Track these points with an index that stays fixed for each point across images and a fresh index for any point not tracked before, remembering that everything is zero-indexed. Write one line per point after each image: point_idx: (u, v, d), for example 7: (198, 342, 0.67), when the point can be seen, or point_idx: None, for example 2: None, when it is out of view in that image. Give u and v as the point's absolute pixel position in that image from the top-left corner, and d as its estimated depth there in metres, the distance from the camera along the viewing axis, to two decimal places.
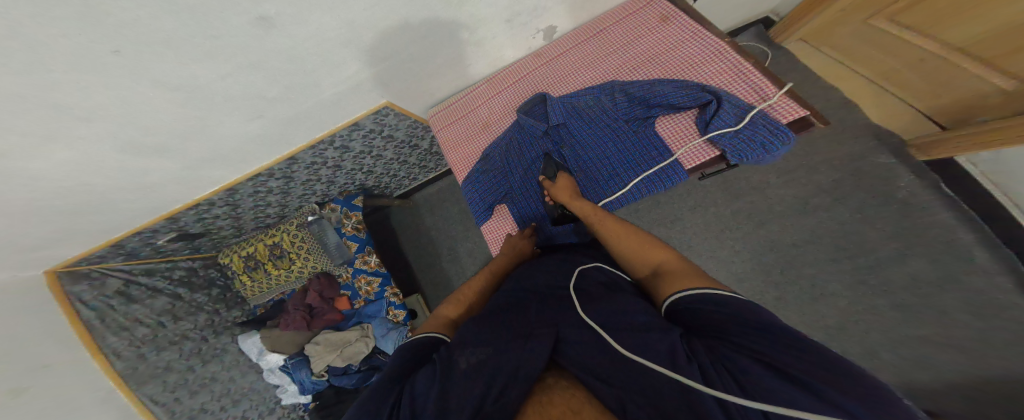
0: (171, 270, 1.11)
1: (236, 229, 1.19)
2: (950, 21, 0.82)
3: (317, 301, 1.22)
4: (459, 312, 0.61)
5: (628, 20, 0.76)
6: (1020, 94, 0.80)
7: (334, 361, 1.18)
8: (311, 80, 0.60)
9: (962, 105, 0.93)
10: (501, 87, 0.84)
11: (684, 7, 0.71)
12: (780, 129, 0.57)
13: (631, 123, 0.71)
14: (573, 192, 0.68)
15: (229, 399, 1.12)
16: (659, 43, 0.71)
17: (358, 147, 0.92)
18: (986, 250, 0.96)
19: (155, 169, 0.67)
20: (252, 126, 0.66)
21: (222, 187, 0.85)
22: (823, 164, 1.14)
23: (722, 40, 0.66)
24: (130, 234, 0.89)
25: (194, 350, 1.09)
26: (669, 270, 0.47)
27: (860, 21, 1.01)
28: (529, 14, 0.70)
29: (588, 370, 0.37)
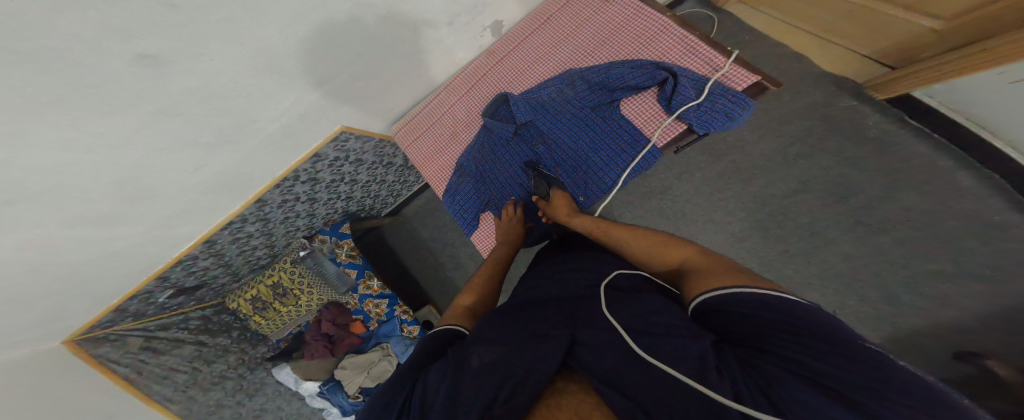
0: (186, 321, 1.08)
1: (232, 275, 1.15)
2: None
3: (332, 329, 1.24)
4: (474, 300, 0.62)
5: (570, 5, 0.74)
6: (949, 31, 0.79)
7: (365, 382, 1.22)
8: (245, 117, 0.58)
9: (902, 46, 0.90)
10: (459, 94, 0.82)
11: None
12: (738, 97, 0.57)
13: (596, 109, 0.70)
14: (571, 208, 0.69)
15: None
16: (606, 24, 0.70)
17: (327, 177, 0.91)
18: (970, 173, 0.97)
19: (124, 236, 0.66)
20: (202, 176, 0.64)
21: (198, 241, 0.83)
22: (792, 115, 1.12)
23: (665, 16, 0.65)
24: (127, 298, 0.86)
25: (240, 384, 1.15)
26: (692, 267, 0.47)
27: None
28: (471, 10, 0.69)
29: (596, 373, 0.35)
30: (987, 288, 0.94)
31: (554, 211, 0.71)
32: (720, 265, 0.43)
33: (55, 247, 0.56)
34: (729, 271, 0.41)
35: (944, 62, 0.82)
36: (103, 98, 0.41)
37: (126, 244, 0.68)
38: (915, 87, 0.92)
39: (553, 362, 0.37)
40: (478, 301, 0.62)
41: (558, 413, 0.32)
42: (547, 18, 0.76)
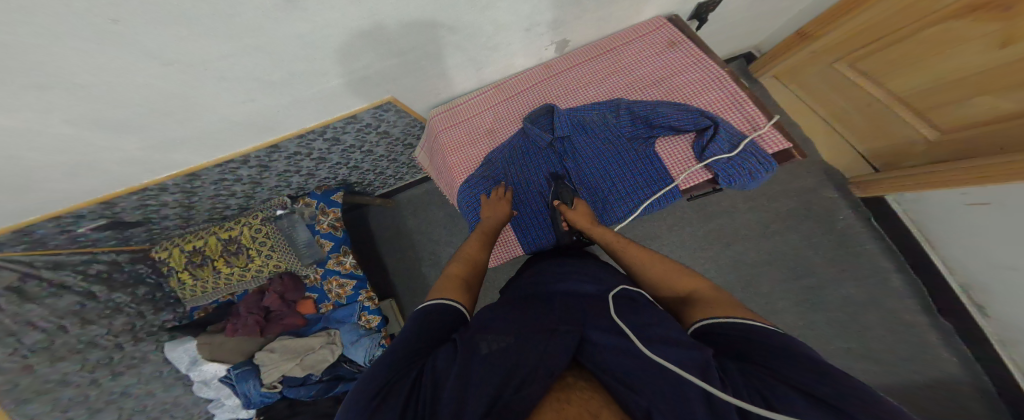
0: (89, 263, 0.95)
1: (183, 220, 1.05)
2: (896, 71, 0.90)
3: (276, 303, 1.15)
4: (469, 272, 0.59)
5: (636, 41, 0.78)
6: (940, 143, 0.91)
7: (291, 371, 1.10)
8: (318, 70, 0.55)
9: (893, 149, 1.04)
10: (507, 95, 0.82)
11: (690, 35, 0.75)
12: (766, 159, 0.63)
13: (632, 141, 0.73)
14: (591, 218, 0.68)
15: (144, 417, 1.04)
16: (665, 66, 0.74)
17: (348, 141, 0.87)
18: (899, 277, 1.13)
19: (107, 149, 0.59)
20: (240, 110, 0.59)
21: (182, 172, 0.76)
22: (779, 195, 1.25)
23: (722, 68, 0.70)
24: (45, 218, 0.74)
25: (101, 361, 0.96)
26: (701, 296, 0.47)
27: (824, 65, 1.07)
28: (551, 26, 0.67)
29: (610, 372, 0.36)
30: (887, 376, 1.08)
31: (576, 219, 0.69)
32: (727, 299, 0.45)
33: (23, 137, 0.49)
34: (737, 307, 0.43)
35: (931, 169, 0.94)
36: (201, 26, 0.39)
37: (104, 157, 0.61)
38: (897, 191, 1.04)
39: (566, 357, 0.38)
40: (474, 271, 0.59)
41: (569, 409, 0.32)
42: (611, 47, 0.79)
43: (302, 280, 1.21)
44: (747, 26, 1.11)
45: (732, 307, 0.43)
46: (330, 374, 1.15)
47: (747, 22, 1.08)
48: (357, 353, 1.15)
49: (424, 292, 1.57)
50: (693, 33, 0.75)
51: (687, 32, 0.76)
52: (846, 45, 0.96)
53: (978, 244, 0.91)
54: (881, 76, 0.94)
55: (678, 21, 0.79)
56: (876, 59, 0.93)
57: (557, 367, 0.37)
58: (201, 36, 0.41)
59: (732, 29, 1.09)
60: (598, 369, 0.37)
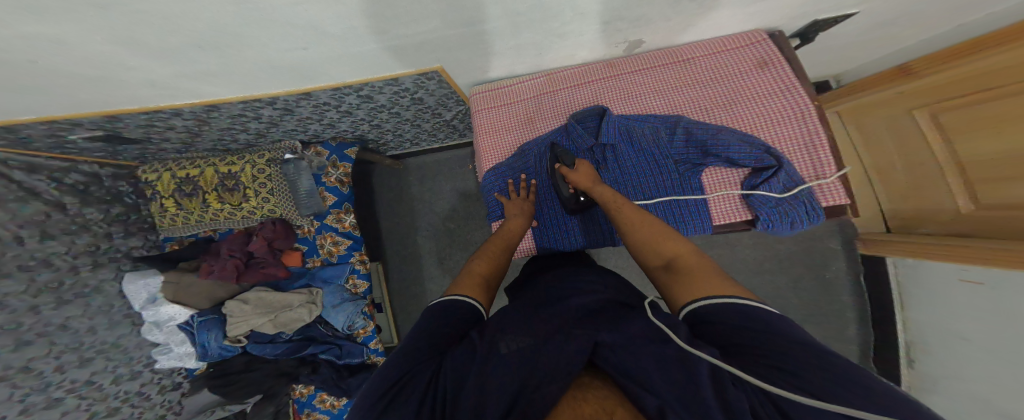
0: (66, 172, 0.93)
1: (183, 144, 0.98)
2: (978, 133, 0.77)
3: (262, 250, 1.06)
4: (490, 273, 0.54)
5: (721, 53, 0.70)
6: (971, 219, 0.86)
7: (263, 326, 1.04)
8: (381, 29, 0.49)
9: (918, 212, 1.00)
10: (561, 85, 0.76)
11: (789, 57, 0.67)
12: (815, 212, 0.61)
13: (680, 164, 0.69)
14: (594, 179, 0.65)
15: (77, 356, 0.93)
16: (745, 88, 0.67)
17: (382, 100, 0.80)
18: (857, 329, 1.28)
19: (133, 69, 0.53)
20: (289, 56, 0.53)
21: (202, 103, 0.69)
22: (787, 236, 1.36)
23: (812, 103, 0.64)
24: (39, 121, 0.68)
25: (48, 285, 0.89)
26: (684, 266, 0.46)
27: (907, 109, 0.90)
28: (630, 23, 0.60)
29: (626, 370, 0.32)
30: None
31: (577, 178, 0.66)
32: (709, 266, 0.44)
33: (46, 44, 0.43)
34: (723, 276, 0.42)
35: (947, 242, 0.90)
36: None
37: (127, 76, 0.55)
38: (904, 255, 1.04)
39: (583, 358, 0.34)
40: (495, 274, 0.55)
41: (583, 407, 0.30)
42: (689, 57, 0.71)
43: (293, 229, 1.13)
44: (845, 55, 0.95)
45: (716, 277, 0.42)
46: (301, 335, 1.11)
47: (852, 49, 0.90)
48: (338, 318, 1.10)
49: (415, 260, 1.57)
50: (792, 58, 0.67)
51: (785, 55, 0.68)
52: (936, 91, 0.81)
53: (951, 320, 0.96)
54: (955, 135, 0.82)
55: (778, 38, 0.69)
56: (972, 114, 0.77)
57: (574, 366, 0.33)
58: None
59: (833, 53, 0.92)
60: (613, 366, 0.33)
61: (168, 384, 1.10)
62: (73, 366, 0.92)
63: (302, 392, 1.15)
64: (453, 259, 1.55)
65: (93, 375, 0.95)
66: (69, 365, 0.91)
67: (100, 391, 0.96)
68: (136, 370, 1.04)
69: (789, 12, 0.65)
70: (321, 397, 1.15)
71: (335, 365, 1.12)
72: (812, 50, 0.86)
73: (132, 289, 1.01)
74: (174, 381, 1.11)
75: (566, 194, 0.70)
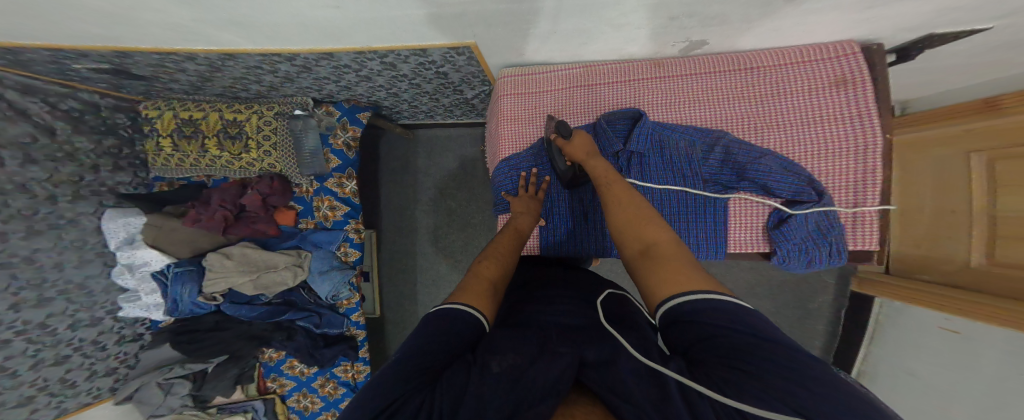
0: (62, 98, 0.88)
1: (190, 87, 0.92)
2: (1017, 189, 0.71)
3: (255, 204, 1.02)
4: (497, 275, 0.52)
5: (792, 65, 0.61)
6: (977, 272, 0.82)
7: (242, 285, 1.01)
8: None
9: (923, 260, 0.98)
10: (600, 79, 0.70)
11: (876, 77, 0.57)
12: (838, 253, 0.59)
13: (707, 186, 0.65)
14: (590, 151, 0.60)
15: (37, 295, 0.88)
16: (806, 110, 0.60)
17: (404, 70, 0.75)
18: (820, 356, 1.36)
19: (153, 10, 0.48)
20: (317, 13, 0.48)
21: (220, 51, 0.64)
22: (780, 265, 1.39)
23: (883, 137, 0.56)
24: (43, 48, 0.63)
25: (22, 211, 0.84)
26: (661, 255, 0.42)
27: (965, 150, 0.83)
28: (701, 20, 0.54)
29: (615, 391, 0.31)
30: None
31: (572, 151, 0.61)
32: (687, 259, 0.40)
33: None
34: (695, 268, 0.38)
35: (947, 294, 0.88)
36: None
37: (146, 16, 0.50)
38: (903, 298, 1.03)
39: (570, 377, 0.34)
40: (502, 277, 0.52)
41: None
42: (752, 65, 0.63)
43: (291, 187, 1.11)
44: (925, 78, 0.86)
45: (685, 268, 0.38)
46: (281, 299, 1.10)
47: (937, 74, 0.81)
48: (325, 285, 1.08)
49: (411, 234, 1.56)
50: (879, 78, 0.57)
51: (871, 73, 0.58)
52: (996, 136, 0.75)
53: (917, 362, 1.00)
54: (1000, 187, 0.75)
55: (873, 53, 0.58)
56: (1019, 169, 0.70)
57: (561, 386, 0.33)
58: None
59: (911, 76, 0.83)
60: (604, 388, 0.32)
61: (129, 335, 1.08)
62: (29, 306, 0.87)
63: (270, 356, 1.15)
64: (448, 240, 1.53)
65: (48, 317, 0.90)
66: (26, 304, 0.86)
67: (52, 337, 0.92)
68: (97, 317, 1.00)
69: (873, 37, 0.58)
70: (291, 364, 1.16)
71: (311, 333, 1.10)
72: (903, 68, 0.75)
73: (111, 228, 0.98)
74: (135, 332, 1.10)
75: (561, 168, 0.67)
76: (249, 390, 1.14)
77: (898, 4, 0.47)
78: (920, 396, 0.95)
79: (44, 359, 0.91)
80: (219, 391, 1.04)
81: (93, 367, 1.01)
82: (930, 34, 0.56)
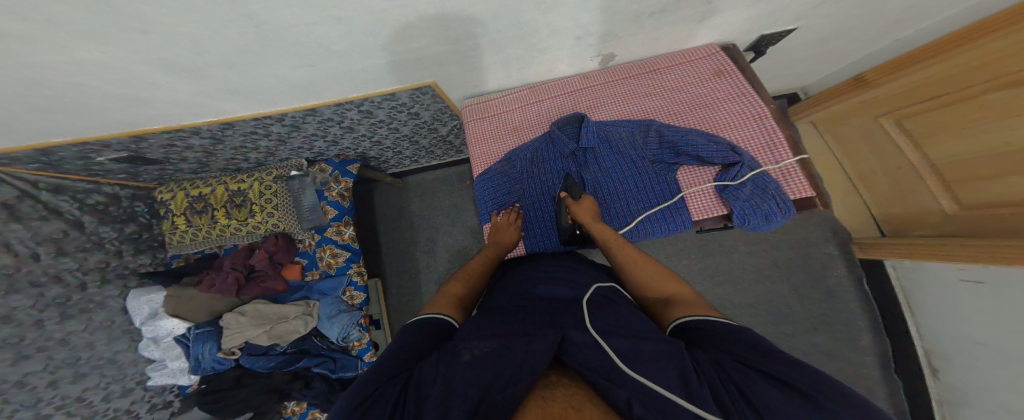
0: (88, 193, 0.99)
1: (198, 165, 1.05)
2: (939, 137, 0.86)
3: (264, 262, 1.09)
4: (465, 291, 0.58)
5: (682, 64, 0.76)
6: (957, 218, 0.91)
7: (257, 338, 1.05)
8: (376, 45, 0.55)
9: (910, 217, 1.04)
10: (543, 97, 0.83)
11: (741, 66, 0.73)
12: (784, 204, 0.63)
13: (656, 164, 0.74)
14: (595, 215, 0.68)
15: (71, 372, 0.92)
16: (707, 94, 0.73)
17: (381, 116, 0.87)
18: (870, 338, 1.23)
19: (169, 89, 0.60)
20: (297, 73, 0.60)
21: (218, 120, 0.75)
22: (783, 243, 1.33)
23: (767, 106, 0.69)
24: (73, 143, 0.75)
25: (56, 300, 0.91)
26: (679, 299, 0.48)
27: (870, 117, 1.01)
28: (600, 38, 0.67)
29: (595, 369, 0.34)
30: None
31: (579, 212, 0.69)
32: (700, 301, 0.47)
33: (100, 67, 0.51)
34: (713, 309, 0.45)
35: (934, 244, 0.95)
36: None
37: (157, 96, 0.62)
38: (899, 257, 1.06)
39: (548, 356, 0.35)
40: (470, 295, 0.58)
41: (552, 404, 0.30)
42: (655, 69, 0.78)
43: (295, 243, 1.17)
44: (817, 63, 1.02)
45: (701, 306, 0.45)
46: (295, 347, 1.11)
47: (821, 57, 0.97)
48: (332, 330, 1.11)
49: (415, 275, 1.60)
50: (744, 68, 0.73)
51: (737, 66, 0.74)
52: (888, 102, 0.92)
53: (967, 325, 0.92)
54: (920, 139, 0.90)
55: (732, 51, 0.76)
56: (928, 121, 0.87)
57: (538, 365, 0.34)
58: (285, 2, 0.42)
59: (801, 63, 0.99)
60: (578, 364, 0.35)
61: (159, 402, 1.08)
62: (66, 382, 0.91)
63: (293, 410, 1.12)
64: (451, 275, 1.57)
65: (85, 390, 0.93)
66: (62, 381, 0.90)
67: (89, 409, 0.94)
68: (128, 387, 1.02)
69: (740, 25, 0.71)
70: (314, 415, 1.13)
71: (328, 379, 1.11)
72: (796, 50, 0.88)
73: (134, 306, 1.03)
74: (165, 399, 1.09)
75: (565, 224, 0.73)
76: None
77: (726, 14, 0.66)
78: (997, 362, 0.84)
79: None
80: None
81: None
82: (761, 35, 0.77)
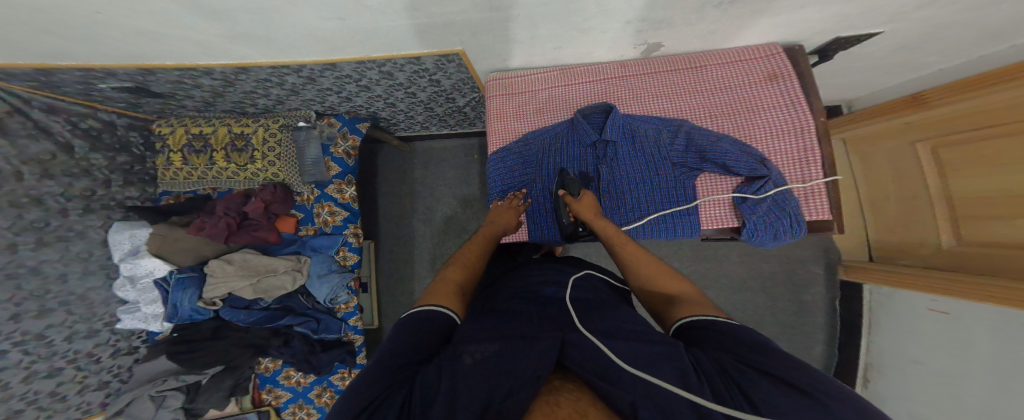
0: (83, 117, 0.95)
1: (202, 103, 0.98)
2: (965, 171, 0.85)
3: (258, 211, 1.07)
4: (463, 276, 0.56)
5: (733, 63, 0.73)
6: (948, 252, 0.94)
7: (242, 290, 1.05)
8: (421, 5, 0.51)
9: (902, 246, 1.07)
10: (580, 78, 0.79)
11: (802, 71, 0.70)
12: (800, 225, 0.63)
13: (677, 168, 0.72)
14: (596, 212, 0.66)
15: (38, 305, 0.91)
16: (750, 101, 0.70)
17: (400, 78, 0.83)
18: (823, 349, 1.31)
19: (184, 27, 0.56)
20: (330, 27, 0.56)
21: (235, 64, 0.71)
22: (773, 255, 1.36)
23: (817, 119, 0.65)
24: (78, 68, 0.70)
25: (33, 223, 0.89)
26: (685, 299, 0.48)
27: (906, 140, 1.00)
28: (652, 25, 0.63)
29: (589, 369, 0.35)
30: None
31: (580, 209, 0.67)
32: (704, 301, 0.47)
33: None
34: (714, 306, 0.46)
35: (919, 271, 0.98)
36: None
37: (175, 33, 0.58)
38: (877, 281, 1.11)
39: (551, 359, 0.36)
40: (467, 277, 0.57)
41: (558, 407, 0.31)
42: (700, 65, 0.74)
43: (292, 195, 1.15)
44: (869, 75, 0.99)
45: (706, 307, 0.45)
46: (278, 304, 1.13)
47: (875, 70, 0.95)
48: (322, 289, 1.12)
49: (408, 243, 1.60)
50: (804, 73, 0.69)
51: (796, 71, 0.70)
52: (934, 126, 0.90)
53: (915, 346, 0.99)
54: (948, 170, 0.90)
55: (796, 52, 0.72)
56: (961, 153, 0.85)
57: (542, 370, 0.35)
58: None
59: (843, 74, 0.97)
60: (580, 367, 0.36)
61: (124, 347, 1.10)
62: (30, 316, 0.89)
63: (267, 366, 1.16)
64: (444, 247, 1.58)
65: (47, 328, 0.93)
66: (26, 315, 0.89)
67: (48, 348, 0.93)
68: (94, 329, 1.02)
69: (809, 27, 0.67)
70: (287, 373, 1.17)
71: (309, 339, 1.13)
72: (852, 58, 0.85)
73: (116, 240, 1.01)
74: (130, 345, 1.11)
75: (565, 221, 0.71)
76: (245, 402, 1.15)
77: (802, 11, 0.60)
78: (925, 382, 0.93)
79: (37, 371, 0.92)
80: (212, 402, 1.05)
81: (84, 381, 1.02)
82: (836, 38, 0.73)
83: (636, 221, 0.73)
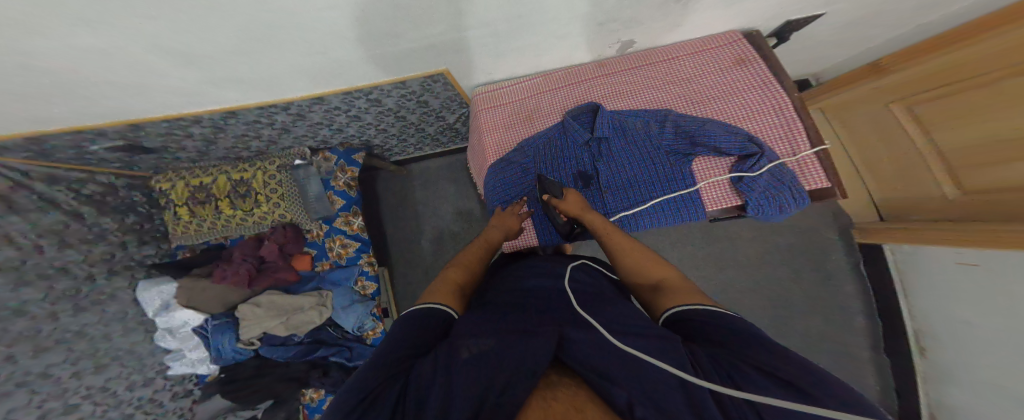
0: (83, 183, 0.97)
1: (199, 154, 1.02)
2: (953, 122, 0.85)
3: (273, 253, 1.10)
4: (460, 272, 0.60)
5: (702, 52, 0.75)
6: (956, 203, 0.92)
7: (273, 328, 1.07)
8: (391, 31, 0.53)
9: (908, 202, 1.05)
10: (560, 83, 0.81)
11: (765, 54, 0.72)
12: (799, 194, 0.63)
13: (671, 155, 0.73)
14: (584, 205, 0.66)
15: (92, 362, 0.95)
16: (727, 83, 0.71)
17: (389, 104, 0.86)
18: (865, 319, 1.25)
19: (172, 77, 0.59)
20: (309, 60, 0.58)
21: (222, 109, 0.74)
22: (785, 229, 1.35)
23: (790, 95, 0.67)
24: (68, 131, 0.74)
25: (66, 291, 0.92)
26: (670, 285, 0.49)
27: (881, 105, 1.00)
28: (623, 24, 0.65)
29: (583, 363, 0.35)
30: None
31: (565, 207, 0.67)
32: (691, 287, 0.47)
33: (98, 54, 0.49)
34: (701, 294, 0.45)
35: (937, 227, 0.95)
36: None
37: (156, 84, 0.60)
38: (893, 241, 1.09)
39: (548, 353, 0.36)
40: (467, 277, 0.60)
41: (552, 403, 0.31)
42: (672, 56, 0.76)
43: (303, 233, 1.17)
44: (827, 52, 1.00)
45: (692, 294, 0.45)
46: (313, 337, 1.13)
47: (838, 44, 0.94)
48: (348, 319, 1.13)
49: (419, 262, 1.61)
50: (767, 55, 0.71)
51: (758, 53, 0.72)
52: (909, 86, 0.90)
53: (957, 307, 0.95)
54: (934, 124, 0.89)
55: (755, 38, 0.74)
56: (945, 105, 0.85)
57: (537, 366, 0.34)
58: None
59: (811, 50, 0.97)
60: (577, 362, 0.35)
61: (180, 391, 1.13)
62: (89, 372, 0.94)
63: (311, 397, 1.12)
64: None
65: (107, 380, 0.97)
66: (85, 371, 0.93)
67: (114, 398, 0.98)
68: (149, 377, 1.07)
69: (766, 9, 0.69)
70: None
71: (344, 367, 1.14)
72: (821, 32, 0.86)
73: (146, 294, 1.05)
74: (185, 388, 1.15)
75: (559, 222, 0.71)
76: None
77: None
78: (986, 341, 0.87)
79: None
80: None
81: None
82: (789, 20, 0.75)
83: (638, 214, 0.73)
